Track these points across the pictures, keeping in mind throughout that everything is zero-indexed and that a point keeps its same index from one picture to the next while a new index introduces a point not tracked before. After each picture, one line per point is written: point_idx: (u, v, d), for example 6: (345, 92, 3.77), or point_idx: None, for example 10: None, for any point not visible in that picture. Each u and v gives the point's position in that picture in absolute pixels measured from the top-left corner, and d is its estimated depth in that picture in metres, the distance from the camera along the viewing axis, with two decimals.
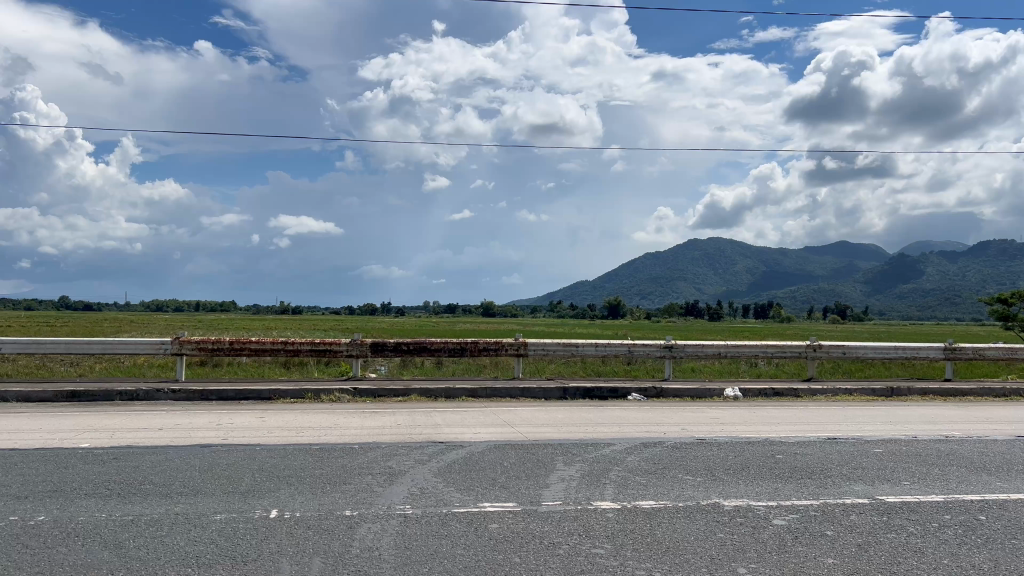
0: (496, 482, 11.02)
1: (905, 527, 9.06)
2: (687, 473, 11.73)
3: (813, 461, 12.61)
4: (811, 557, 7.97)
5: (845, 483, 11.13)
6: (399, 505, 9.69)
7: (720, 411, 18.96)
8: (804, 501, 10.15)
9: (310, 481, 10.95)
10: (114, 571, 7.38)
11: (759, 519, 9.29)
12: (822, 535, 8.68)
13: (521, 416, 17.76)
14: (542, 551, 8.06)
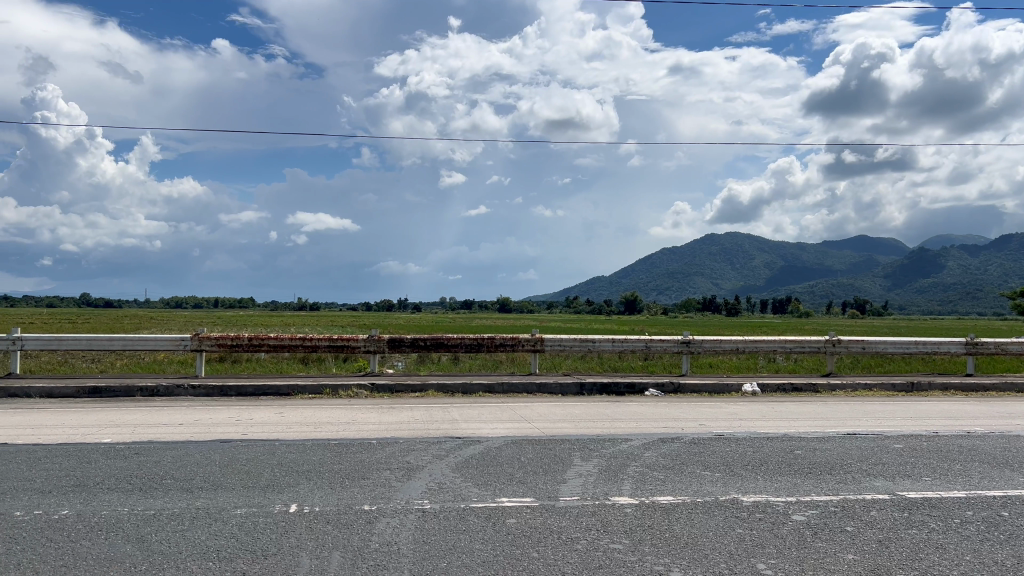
0: (355, 414, 10.17)
1: (826, 468, 6.94)
2: (575, 404, 11.38)
3: (686, 404, 11.79)
4: (698, 521, 5.15)
5: (703, 415, 10.37)
6: (172, 425, 9.05)
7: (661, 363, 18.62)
8: (698, 431, 8.68)
9: (110, 409, 10.44)
10: None
11: (632, 448, 7.56)
12: (708, 469, 6.72)
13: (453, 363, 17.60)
14: (309, 483, 6.06)
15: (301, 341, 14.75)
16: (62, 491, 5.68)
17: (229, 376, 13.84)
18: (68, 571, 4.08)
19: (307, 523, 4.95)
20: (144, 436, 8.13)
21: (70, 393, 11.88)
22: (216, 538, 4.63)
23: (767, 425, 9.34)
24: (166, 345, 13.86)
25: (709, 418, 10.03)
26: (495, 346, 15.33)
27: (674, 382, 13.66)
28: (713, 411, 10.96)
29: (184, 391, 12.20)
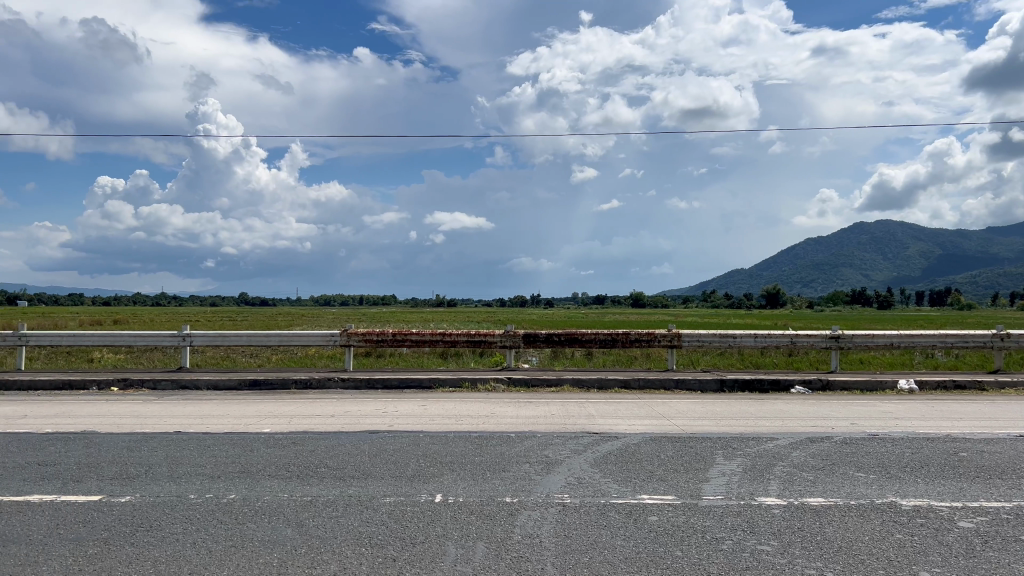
0: (494, 407, 10.33)
1: (1003, 471, 6.35)
2: (718, 403, 10.96)
3: (835, 402, 11.19)
4: (856, 525, 4.86)
5: (854, 414, 9.83)
6: (322, 416, 9.51)
7: (808, 355, 17.78)
8: (855, 432, 8.18)
9: (269, 401, 11.13)
10: (43, 444, 7.41)
11: (780, 448, 7.27)
12: (865, 470, 6.34)
13: (589, 357, 17.50)
14: (455, 473, 6.21)
15: (441, 336, 15.07)
16: (227, 476, 6.12)
17: (375, 370, 14.39)
18: (236, 550, 4.37)
19: (452, 513, 5.09)
20: (298, 427, 8.60)
21: (231, 386, 12.74)
22: (369, 525, 4.85)
23: (927, 425, 8.74)
24: (316, 340, 14.58)
25: (862, 417, 9.50)
26: (631, 341, 15.10)
27: (821, 378, 13.03)
28: (866, 409, 10.36)
29: (334, 383, 12.82)
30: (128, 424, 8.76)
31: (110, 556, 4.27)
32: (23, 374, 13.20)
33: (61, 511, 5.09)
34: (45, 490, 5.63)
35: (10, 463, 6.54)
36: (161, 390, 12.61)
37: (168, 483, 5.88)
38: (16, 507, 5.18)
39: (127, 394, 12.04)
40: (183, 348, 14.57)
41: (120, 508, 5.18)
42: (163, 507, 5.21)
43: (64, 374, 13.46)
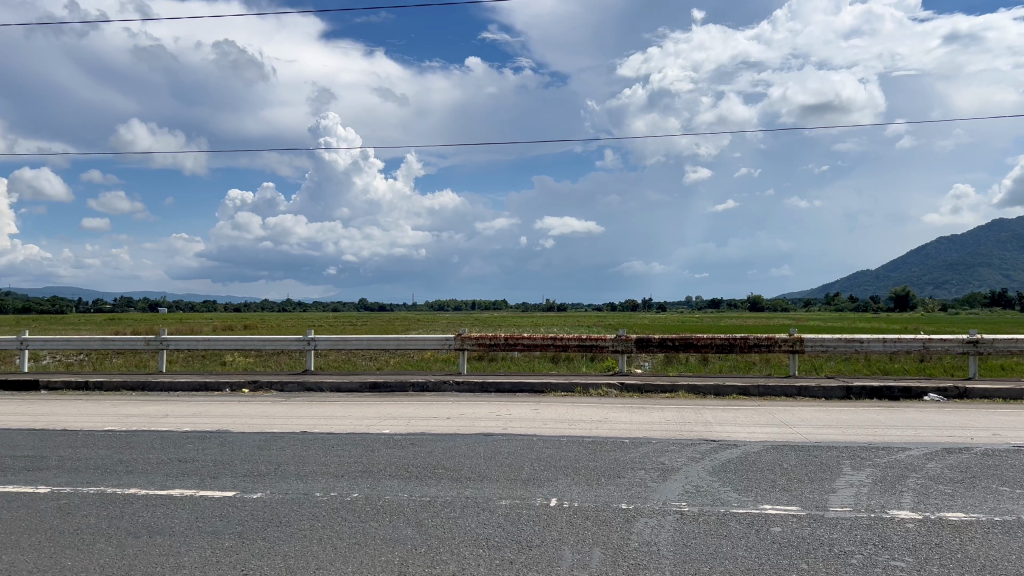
0: (607, 413, 10.25)
1: None
2: (843, 411, 10.47)
3: (974, 411, 10.48)
4: (1003, 544, 4.51)
5: (996, 424, 9.16)
6: (439, 418, 9.72)
7: (944, 360, 16.73)
8: (998, 444, 7.62)
9: (388, 403, 11.46)
10: (184, 442, 7.91)
11: (913, 459, 6.86)
12: (1012, 485, 5.89)
13: (706, 363, 17.09)
14: (570, 478, 6.19)
15: (552, 340, 15.08)
16: (350, 475, 6.35)
17: (489, 373, 14.54)
18: (359, 547, 4.52)
19: (567, 518, 5.09)
20: (416, 428, 8.81)
21: (353, 388, 13.21)
22: (486, 526, 4.91)
23: None
24: (431, 344, 14.90)
25: (1004, 427, 8.85)
26: (749, 346, 14.66)
27: (958, 386, 12.23)
28: (1009, 419, 9.63)
29: (450, 387, 13.08)
30: (260, 423, 9.22)
31: (243, 550, 4.50)
32: (166, 376, 14.15)
33: (200, 505, 5.41)
34: (185, 485, 6.01)
35: (155, 459, 7.03)
36: (288, 392, 13.23)
37: (295, 481, 6.15)
38: (161, 500, 5.55)
39: (258, 395, 12.70)
40: (308, 351, 15.21)
41: (252, 503, 5.46)
42: (291, 504, 5.45)
43: (201, 376, 14.33)
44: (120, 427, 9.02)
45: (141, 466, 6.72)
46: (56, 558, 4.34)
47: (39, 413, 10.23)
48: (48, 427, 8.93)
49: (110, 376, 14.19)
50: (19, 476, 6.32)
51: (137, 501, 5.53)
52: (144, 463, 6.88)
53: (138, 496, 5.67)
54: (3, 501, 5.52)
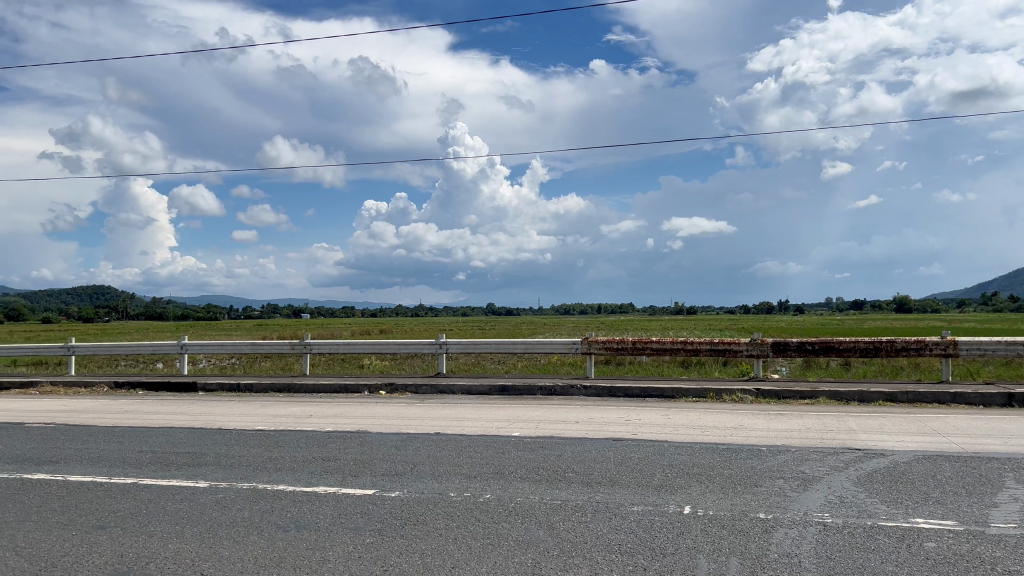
0: (741, 419, 9.93)
1: None
2: (1005, 420, 9.67)
3: None
4: None
5: None
6: (568, 422, 9.73)
7: None
8: None
9: (517, 406, 11.57)
10: (325, 441, 8.27)
11: None
12: None
13: (848, 367, 16.27)
14: (703, 486, 6.04)
15: (683, 344, 14.78)
16: (482, 476, 6.47)
17: (617, 378, 14.40)
18: (493, 548, 4.58)
19: (703, 526, 4.96)
20: (545, 432, 8.85)
21: (483, 391, 13.43)
22: (618, 532, 4.87)
23: None
24: (559, 348, 14.93)
25: None
26: (896, 350, 13.83)
27: None
28: None
29: (578, 391, 13.07)
30: (396, 424, 9.53)
31: (383, 547, 4.66)
32: (309, 379, 14.89)
33: (342, 502, 5.66)
34: (328, 482, 6.30)
35: (300, 457, 7.42)
36: (422, 394, 13.61)
37: (431, 481, 6.32)
38: (307, 496, 5.85)
39: (394, 397, 13.14)
40: (440, 354, 15.60)
41: (390, 502, 5.66)
42: (427, 503, 5.61)
43: (341, 378, 14.99)
44: (268, 426, 9.55)
45: (288, 463, 7.11)
46: (214, 548, 4.65)
47: (197, 413, 11.02)
48: (206, 425, 9.60)
49: (259, 378, 15.09)
50: (182, 471, 6.83)
51: (285, 496, 5.85)
52: (291, 461, 7.27)
53: (286, 492, 6.00)
54: (170, 493, 5.98)
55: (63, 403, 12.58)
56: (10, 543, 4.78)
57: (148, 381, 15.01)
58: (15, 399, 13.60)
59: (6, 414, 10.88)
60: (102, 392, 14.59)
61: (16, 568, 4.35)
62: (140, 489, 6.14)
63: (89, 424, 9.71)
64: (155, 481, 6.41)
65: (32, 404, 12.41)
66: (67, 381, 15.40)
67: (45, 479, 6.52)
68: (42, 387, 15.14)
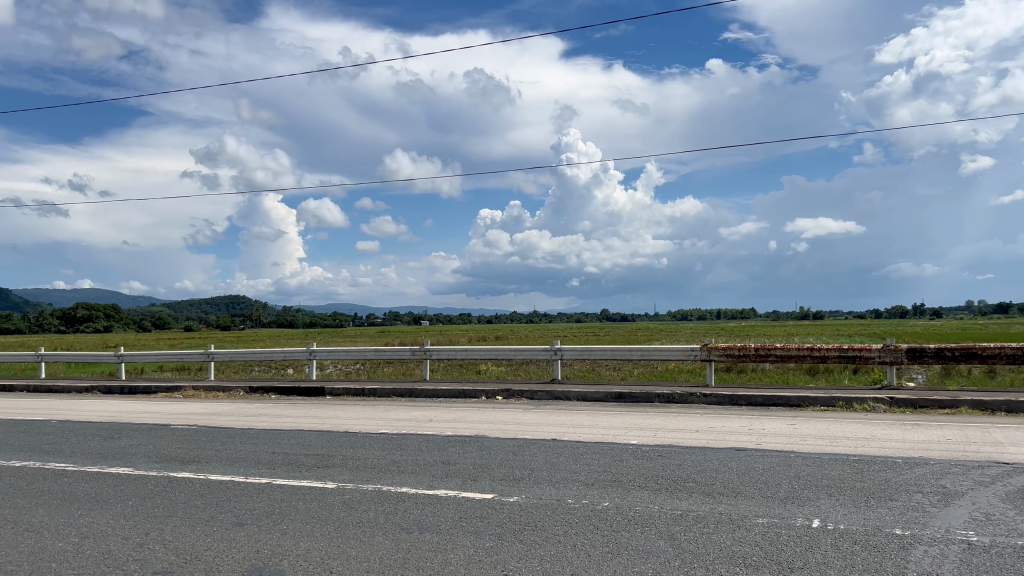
0: (872, 429, 9.42)
1: None
2: None
3: None
4: None
5: None
6: (687, 430, 9.53)
7: None
8: None
9: (635, 413, 11.43)
10: (445, 445, 8.44)
11: None
12: None
13: (994, 375, 15.15)
14: (830, 499, 5.77)
15: (809, 351, 14.18)
16: (601, 484, 6.42)
17: (739, 386, 13.97)
18: (612, 557, 4.54)
19: (833, 541, 4.75)
20: (664, 440, 8.71)
21: (599, 397, 13.35)
22: (742, 544, 4.72)
23: None
24: (677, 354, 14.65)
25: None
26: None
27: None
28: None
29: (698, 399, 12.79)
30: (514, 430, 9.63)
31: (503, 551, 4.71)
32: (429, 384, 15.26)
33: (462, 506, 5.75)
34: (450, 486, 6.44)
35: (421, 460, 7.61)
36: (538, 400, 13.68)
37: (549, 487, 6.33)
38: (429, 499, 5.98)
39: (511, 403, 13.25)
40: (555, 360, 15.60)
41: (509, 507, 5.71)
42: (546, 509, 5.62)
43: (459, 383, 15.27)
44: (390, 429, 9.84)
45: (410, 466, 7.30)
46: (343, 548, 4.83)
47: (324, 416, 11.49)
48: (333, 429, 10.01)
49: (381, 383, 15.60)
50: (311, 471, 7.15)
51: (408, 499, 6.00)
52: (413, 464, 7.46)
53: (409, 495, 6.15)
54: (300, 493, 6.27)
55: (204, 406, 13.42)
56: (160, 537, 5.12)
57: (279, 386, 15.79)
58: (162, 401, 14.61)
59: (153, 416, 11.68)
60: (238, 396, 15.45)
61: (164, 560, 4.66)
62: (274, 488, 6.46)
63: (227, 426, 10.31)
64: (287, 481, 6.72)
65: (177, 407, 13.29)
66: (207, 385, 16.41)
67: (189, 477, 6.97)
68: (185, 391, 16.19)
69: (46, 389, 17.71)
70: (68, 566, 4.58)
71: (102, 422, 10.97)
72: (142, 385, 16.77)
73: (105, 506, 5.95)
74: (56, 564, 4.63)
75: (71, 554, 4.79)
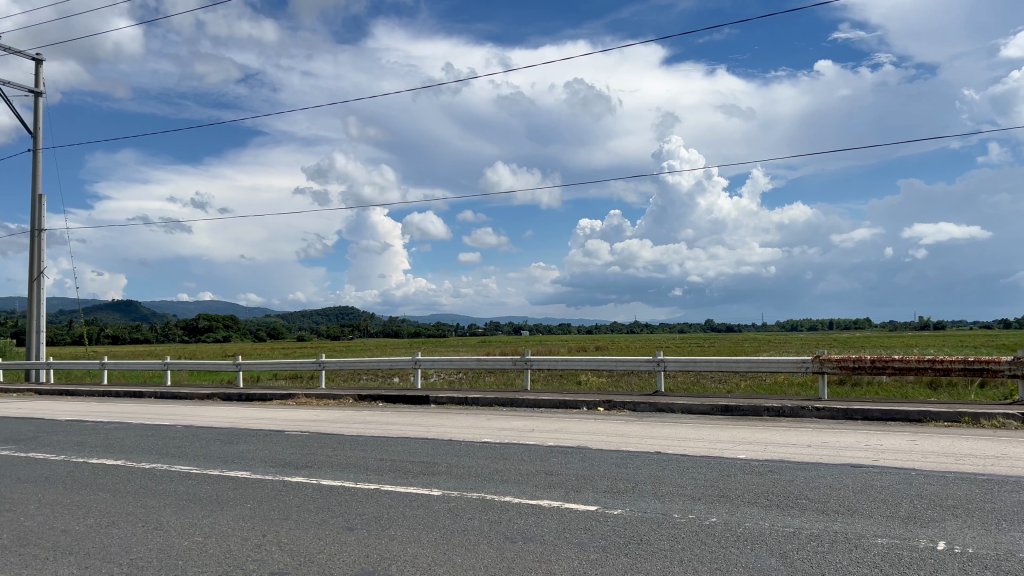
0: (1002, 447, 8.82)
1: None
2: None
3: None
4: None
5: None
6: (798, 445, 9.19)
7: None
8: None
9: (742, 427, 11.12)
10: (549, 456, 8.44)
11: None
12: None
13: None
14: (959, 520, 5.42)
15: (930, 363, 13.43)
16: (708, 498, 6.27)
17: (854, 399, 13.34)
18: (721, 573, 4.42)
19: (961, 565, 4.46)
20: (774, 455, 8.43)
21: (705, 410, 13.06)
22: (860, 565, 4.50)
23: None
24: (787, 366, 14.15)
25: None
26: None
27: None
28: None
29: (809, 413, 12.33)
30: (617, 441, 9.53)
31: (608, 564, 4.66)
32: (532, 394, 15.31)
33: (566, 518, 5.72)
34: (553, 496, 6.43)
35: (525, 470, 7.63)
36: (642, 412, 13.50)
37: (654, 501, 6.23)
38: (533, 509, 5.99)
39: (613, 414, 13.13)
40: (658, 371, 15.34)
41: (614, 519, 5.65)
42: (651, 523, 5.53)
43: (561, 394, 15.24)
44: (494, 439, 9.93)
45: (513, 476, 7.34)
46: (449, 555, 4.89)
47: (429, 424, 11.70)
48: (437, 436, 10.19)
49: (484, 393, 15.78)
50: (418, 478, 7.28)
51: (512, 508, 6.04)
52: (516, 473, 7.50)
53: (513, 504, 6.18)
54: (407, 499, 6.40)
55: (316, 413, 13.92)
56: (276, 538, 5.33)
57: (386, 394, 16.21)
58: (277, 408, 15.24)
59: (270, 422, 12.21)
60: (348, 404, 15.93)
61: (280, 561, 4.84)
62: (382, 494, 6.61)
63: (336, 433, 10.64)
64: (394, 487, 6.88)
65: (291, 414, 13.83)
66: (318, 393, 17.02)
67: (303, 482, 7.23)
68: (298, 399, 16.83)
69: (172, 395, 18.79)
70: (193, 564, 4.82)
71: (223, 427, 11.56)
72: (259, 393, 17.54)
73: (225, 508, 6.24)
74: (182, 561, 4.89)
75: (195, 553, 5.04)
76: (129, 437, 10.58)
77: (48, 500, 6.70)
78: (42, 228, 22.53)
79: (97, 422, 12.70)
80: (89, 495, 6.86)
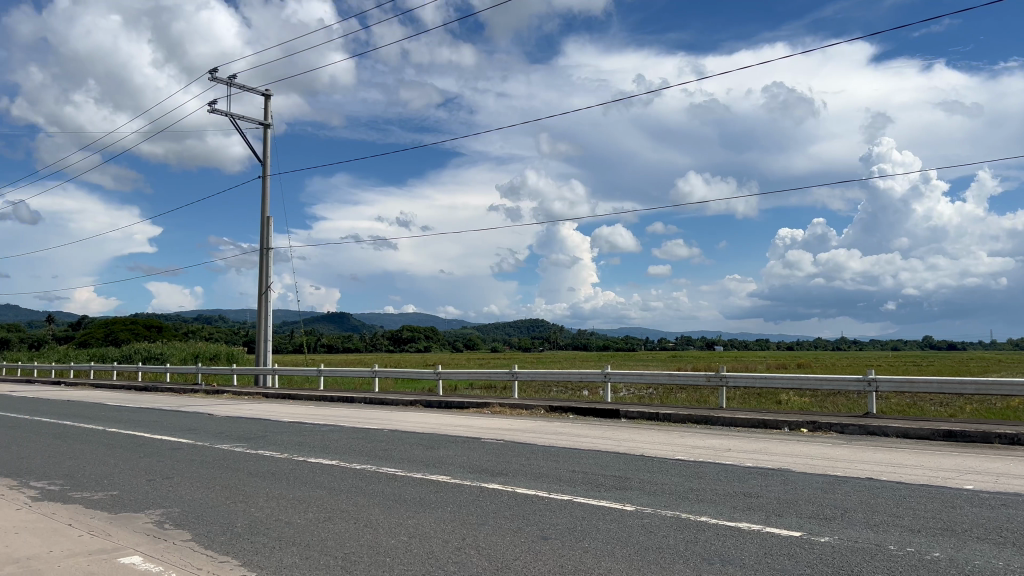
0: None
1: None
2: None
3: None
4: None
5: None
6: None
7: None
8: None
9: (967, 454, 10.07)
10: (747, 477, 8.08)
11: None
12: None
13: None
14: None
15: None
16: (930, 531, 5.71)
17: None
18: None
19: None
20: (1007, 487, 7.55)
21: (923, 435, 11.96)
22: None
23: None
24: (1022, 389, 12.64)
25: None
26: None
27: None
28: None
29: None
30: (823, 465, 8.95)
31: None
32: (728, 411, 14.79)
33: (767, 542, 5.44)
34: (753, 519, 6.14)
35: (722, 490, 7.35)
36: (850, 434, 12.60)
37: (866, 530, 5.77)
38: (731, 531, 5.75)
39: (817, 435, 12.36)
40: (869, 392, 14.20)
41: (821, 547, 5.30)
42: (863, 553, 5.13)
43: (759, 412, 14.58)
44: (689, 456, 9.66)
45: (710, 495, 7.10)
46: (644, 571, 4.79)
47: (623, 438, 11.62)
48: (631, 451, 10.09)
49: (677, 409, 15.46)
50: (611, 492, 7.22)
51: (709, 528, 5.83)
52: (713, 493, 7.23)
53: (711, 525, 5.97)
54: (600, 513, 6.37)
55: (510, 423, 14.28)
56: (474, 542, 5.50)
57: (577, 406, 16.30)
58: (475, 416, 15.82)
59: (468, 430, 12.67)
60: (541, 415, 16.20)
61: (479, 565, 4.96)
62: (575, 506, 6.63)
63: (530, 443, 10.84)
64: (588, 500, 6.87)
65: (486, 422, 14.30)
66: (513, 403, 17.41)
67: (498, 489, 7.42)
68: (493, 408, 17.34)
69: (379, 402, 20.04)
70: (400, 562, 5.08)
71: (424, 432, 12.14)
72: (457, 401, 18.27)
73: (427, 510, 6.54)
74: (389, 558, 5.15)
75: (401, 552, 5.29)
76: (343, 439, 11.41)
77: (275, 493, 7.35)
78: (270, 246, 24.88)
79: (315, 423, 13.84)
80: (308, 491, 7.44)
